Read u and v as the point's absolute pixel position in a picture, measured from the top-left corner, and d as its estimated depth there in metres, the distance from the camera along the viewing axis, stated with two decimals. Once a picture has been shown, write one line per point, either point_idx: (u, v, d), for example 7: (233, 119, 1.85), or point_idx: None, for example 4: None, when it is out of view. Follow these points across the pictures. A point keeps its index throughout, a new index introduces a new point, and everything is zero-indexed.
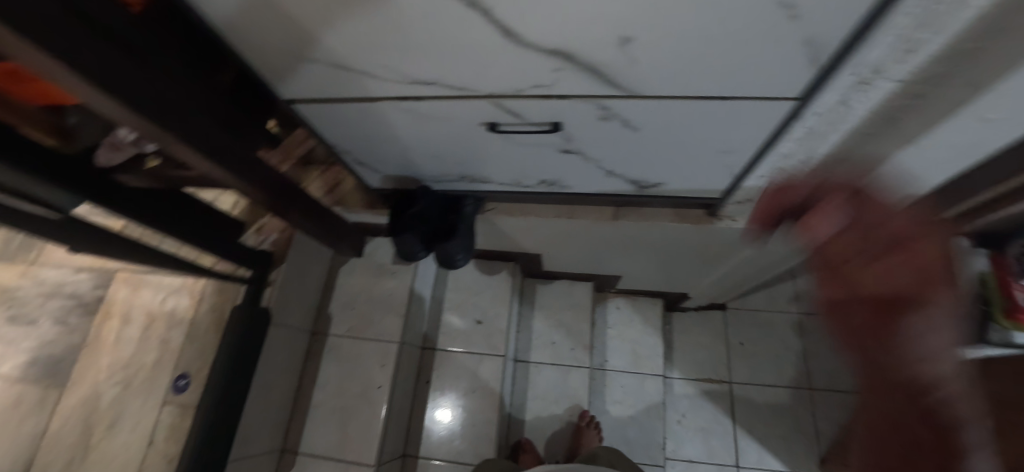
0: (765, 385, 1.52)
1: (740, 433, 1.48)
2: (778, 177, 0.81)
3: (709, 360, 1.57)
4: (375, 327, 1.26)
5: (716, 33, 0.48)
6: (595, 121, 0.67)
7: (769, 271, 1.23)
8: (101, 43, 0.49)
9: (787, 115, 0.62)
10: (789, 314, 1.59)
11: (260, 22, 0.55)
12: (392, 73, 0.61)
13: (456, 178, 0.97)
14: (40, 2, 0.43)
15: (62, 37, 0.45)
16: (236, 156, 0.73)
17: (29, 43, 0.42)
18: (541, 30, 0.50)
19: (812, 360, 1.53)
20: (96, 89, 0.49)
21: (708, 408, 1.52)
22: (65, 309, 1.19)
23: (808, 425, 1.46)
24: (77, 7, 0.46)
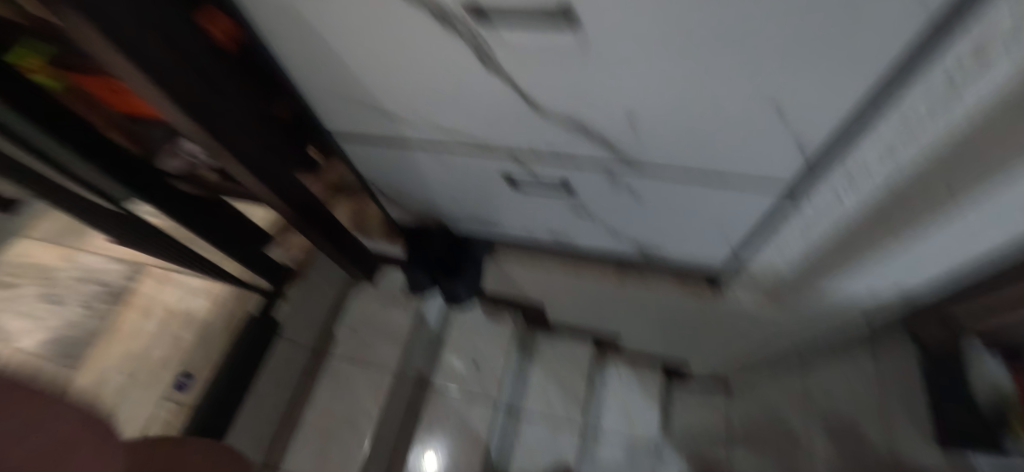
0: None
1: None
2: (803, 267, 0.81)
3: (707, 435, 1.55)
4: (373, 350, 1.31)
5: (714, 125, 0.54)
6: (603, 185, 0.73)
7: (771, 350, 1.24)
8: (190, 74, 0.57)
9: (775, 201, 0.67)
10: None
11: (320, 68, 0.64)
12: (426, 121, 0.68)
13: (471, 221, 1.04)
14: (151, 40, 0.50)
15: (163, 68, 0.52)
16: (275, 173, 0.80)
17: (141, 74, 0.49)
18: (561, 102, 0.56)
19: None
20: (178, 110, 0.56)
21: None
22: (93, 293, 1.23)
23: None
24: (179, 46, 0.54)
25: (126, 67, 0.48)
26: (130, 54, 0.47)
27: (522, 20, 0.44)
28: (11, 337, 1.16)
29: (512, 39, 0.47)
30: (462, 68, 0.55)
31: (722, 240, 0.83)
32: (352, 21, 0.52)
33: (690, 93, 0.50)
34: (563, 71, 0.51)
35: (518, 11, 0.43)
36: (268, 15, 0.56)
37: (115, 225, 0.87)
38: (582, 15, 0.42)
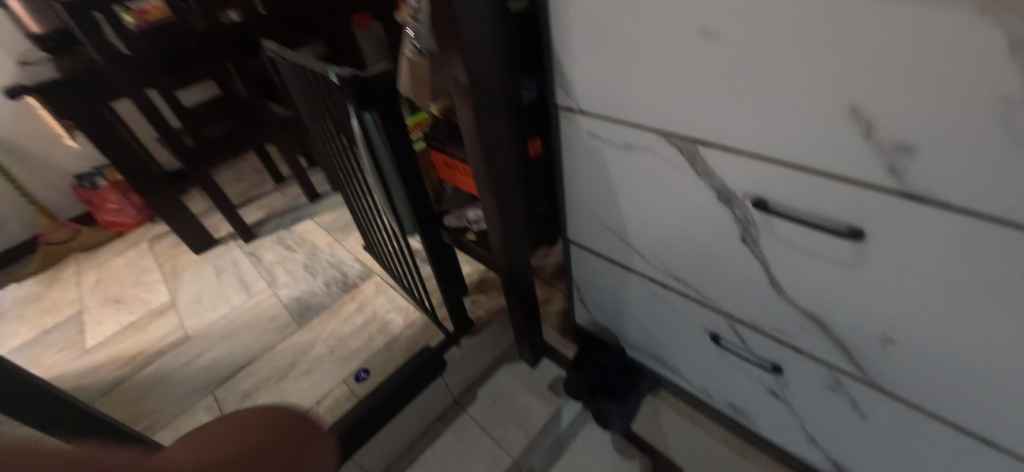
0: None
1: None
2: None
3: None
4: (502, 430, 1.27)
5: (979, 381, 0.51)
6: (821, 386, 0.69)
7: None
8: (510, 159, 0.73)
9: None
10: None
11: (593, 198, 0.77)
12: (657, 260, 0.76)
13: (651, 356, 1.05)
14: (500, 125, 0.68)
15: (496, 143, 0.69)
16: (522, 258, 0.90)
17: (482, 140, 0.67)
18: (809, 296, 0.59)
19: None
20: (489, 177, 0.72)
21: None
22: (332, 279, 1.62)
23: None
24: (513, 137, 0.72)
25: (475, 130, 0.66)
26: (482, 126, 0.65)
27: (803, 218, 0.52)
28: (279, 288, 1.63)
29: (780, 227, 0.55)
30: (721, 234, 0.63)
31: None
32: (642, 172, 0.65)
33: (966, 339, 0.49)
34: (822, 271, 0.55)
35: (813, 212, 0.51)
36: (576, 150, 0.72)
37: (396, 240, 1.16)
38: (869, 234, 0.48)
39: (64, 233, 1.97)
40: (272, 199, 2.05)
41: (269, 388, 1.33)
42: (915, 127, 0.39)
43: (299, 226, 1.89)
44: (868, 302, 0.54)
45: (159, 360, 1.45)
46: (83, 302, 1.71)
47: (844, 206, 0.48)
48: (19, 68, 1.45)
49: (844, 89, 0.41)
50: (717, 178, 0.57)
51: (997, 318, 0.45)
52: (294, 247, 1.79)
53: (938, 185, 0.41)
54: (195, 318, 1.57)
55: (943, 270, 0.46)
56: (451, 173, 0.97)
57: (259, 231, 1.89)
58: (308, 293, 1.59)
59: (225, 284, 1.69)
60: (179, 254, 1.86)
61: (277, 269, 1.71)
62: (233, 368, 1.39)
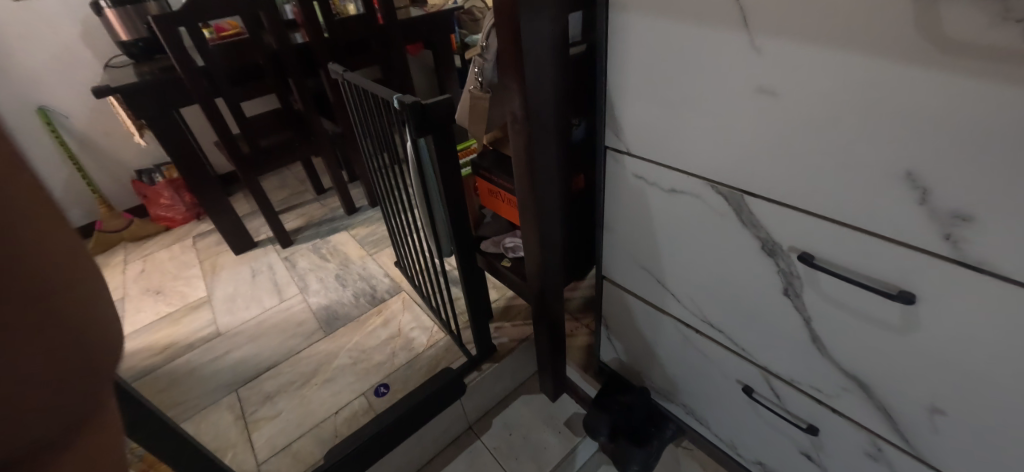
0: None
1: None
2: None
3: None
4: (515, 462, 1.25)
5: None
6: (859, 452, 0.67)
7: None
8: (556, 194, 0.75)
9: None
10: None
11: (633, 237, 0.78)
12: (693, 305, 0.76)
13: (676, 401, 1.03)
14: (549, 163, 0.71)
15: (545, 179, 0.72)
16: (556, 290, 0.91)
17: (531, 173, 0.70)
18: (850, 356, 0.58)
19: None
20: (534, 209, 0.75)
21: None
22: (360, 291, 1.66)
23: None
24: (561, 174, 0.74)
25: (526, 163, 0.69)
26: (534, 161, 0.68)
27: (851, 276, 0.52)
28: (310, 295, 1.68)
29: (826, 283, 0.55)
30: (764, 286, 0.62)
31: None
32: (685, 216, 0.66)
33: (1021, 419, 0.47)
34: (868, 332, 0.55)
35: (863, 271, 0.51)
36: (621, 189, 0.74)
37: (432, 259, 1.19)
38: (920, 300, 0.48)
39: (119, 222, 2.06)
40: (311, 208, 2.12)
41: (290, 393, 1.35)
42: (972, 196, 0.39)
43: (335, 236, 1.94)
44: (914, 369, 0.53)
45: (189, 353, 1.50)
46: (126, 290, 1.79)
47: (896, 268, 0.48)
48: (104, 70, 1.58)
49: (900, 154, 0.42)
50: (762, 229, 0.57)
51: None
52: (328, 256, 1.84)
53: (998, 256, 0.40)
54: (228, 315, 1.63)
55: (999, 345, 0.45)
56: (493, 199, 1.00)
57: (296, 238, 1.96)
58: (336, 303, 1.63)
59: (259, 286, 1.75)
60: (219, 253, 1.94)
61: (309, 276, 1.76)
62: (259, 368, 1.43)
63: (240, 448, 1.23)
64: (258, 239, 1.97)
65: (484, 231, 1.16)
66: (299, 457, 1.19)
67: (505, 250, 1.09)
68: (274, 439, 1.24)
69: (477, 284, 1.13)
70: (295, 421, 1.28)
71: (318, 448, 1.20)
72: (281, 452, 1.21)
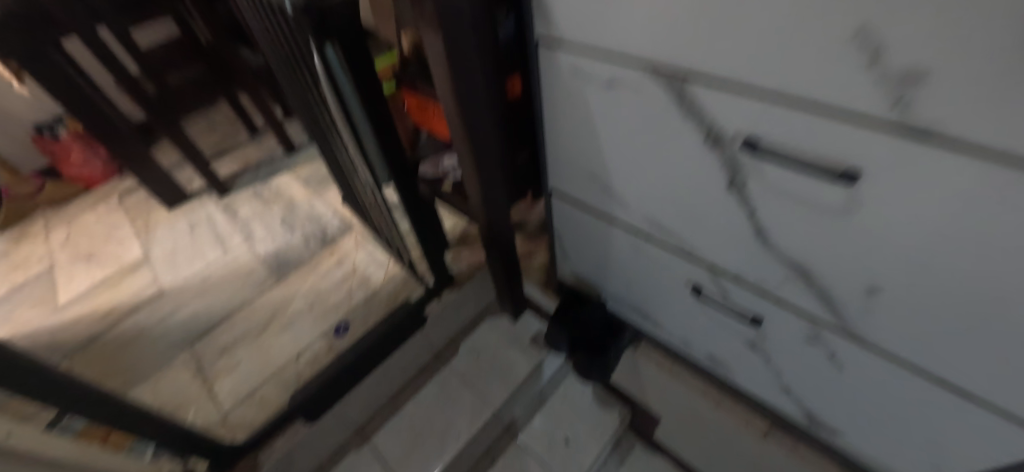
0: None
1: None
2: None
3: None
4: (484, 383, 1.33)
5: (960, 332, 0.50)
6: (800, 337, 0.70)
7: None
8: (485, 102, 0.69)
9: (998, 458, 0.58)
10: None
11: (577, 142, 0.74)
12: (642, 211, 0.75)
13: (632, 309, 1.04)
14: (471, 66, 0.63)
15: (469, 84, 0.64)
16: (499, 208, 0.88)
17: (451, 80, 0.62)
18: (791, 243, 0.58)
19: None
20: (461, 121, 0.68)
21: None
22: (311, 234, 1.57)
23: None
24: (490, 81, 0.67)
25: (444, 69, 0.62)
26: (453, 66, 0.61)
27: (794, 160, 0.49)
28: (257, 243, 1.58)
29: (768, 172, 0.53)
30: (709, 182, 0.60)
31: (925, 465, 0.71)
32: (628, 116, 0.62)
33: (950, 291, 0.48)
34: (811, 217, 0.53)
35: (806, 154, 0.48)
36: (559, 90, 0.68)
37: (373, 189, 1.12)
38: (864, 177, 0.46)
39: (29, 187, 1.86)
40: (246, 150, 1.95)
41: (248, 343, 1.31)
42: (920, 51, 0.35)
43: (276, 177, 1.81)
44: (853, 249, 0.52)
45: (134, 315, 1.42)
46: (53, 258, 1.66)
47: (838, 144, 0.45)
48: None
49: (849, 7, 0.36)
50: (705, 116, 0.53)
51: (986, 269, 0.44)
52: (270, 200, 1.72)
53: (940, 118, 0.37)
54: (171, 273, 1.53)
55: (935, 219, 0.44)
56: (426, 114, 0.96)
57: (234, 185, 1.80)
58: (286, 248, 1.54)
59: (199, 239, 1.63)
60: (150, 209, 1.78)
61: (253, 223, 1.65)
62: (210, 322, 1.37)
63: (203, 401, 1.20)
64: (192, 189, 1.82)
65: (424, 153, 1.08)
66: (265, 403, 1.18)
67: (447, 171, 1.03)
68: (236, 388, 1.22)
69: (420, 209, 1.08)
70: (255, 370, 1.25)
71: (284, 392, 1.19)
72: (245, 400, 1.19)
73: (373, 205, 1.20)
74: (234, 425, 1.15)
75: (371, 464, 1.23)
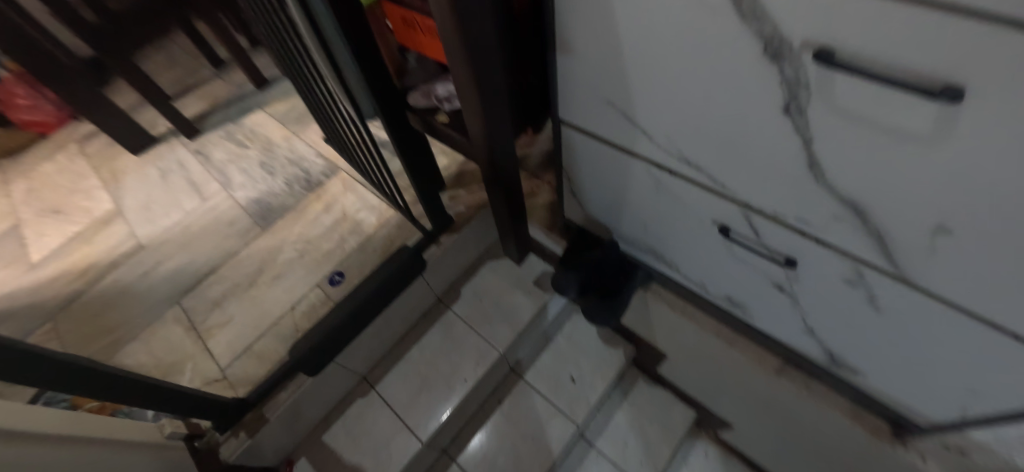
0: None
1: None
2: None
3: None
4: (489, 326, 1.31)
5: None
6: (837, 279, 0.64)
7: None
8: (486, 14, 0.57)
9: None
10: None
11: (595, 60, 0.63)
12: (669, 143, 0.66)
13: (646, 250, 0.98)
14: None
15: None
16: (503, 142, 0.78)
17: None
18: (849, 178, 0.50)
19: None
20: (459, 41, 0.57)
21: None
22: (294, 177, 1.46)
23: None
24: None
25: None
26: None
27: (877, 75, 0.39)
28: (236, 190, 1.47)
29: (840, 89, 0.43)
30: (761, 104, 0.51)
31: (952, 405, 0.68)
32: (664, 24, 0.51)
33: None
34: (883, 146, 0.45)
35: (894, 68, 0.38)
36: None
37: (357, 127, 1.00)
38: (968, 97, 0.36)
39: None
40: (213, 86, 1.77)
41: (238, 296, 1.24)
42: None
43: (248, 116, 1.65)
44: (929, 183, 0.44)
45: (114, 272, 1.34)
46: (17, 213, 1.54)
47: (943, 53, 0.35)
48: None
49: None
50: (767, 19, 0.43)
51: None
52: (244, 142, 1.58)
53: None
54: (147, 225, 1.43)
55: None
56: (413, 32, 0.83)
57: (203, 126, 1.65)
58: (268, 194, 1.44)
59: (173, 188, 1.52)
60: (115, 156, 1.64)
61: (230, 168, 1.53)
62: (196, 276, 1.30)
63: (198, 358, 1.15)
64: (157, 133, 1.66)
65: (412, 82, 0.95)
66: (264, 357, 1.14)
67: (440, 102, 0.91)
68: (232, 343, 1.17)
69: (412, 146, 0.97)
70: (249, 324, 1.19)
71: (282, 346, 1.15)
72: (243, 355, 1.15)
73: (359, 144, 1.08)
74: (235, 381, 1.11)
75: (379, 411, 1.23)
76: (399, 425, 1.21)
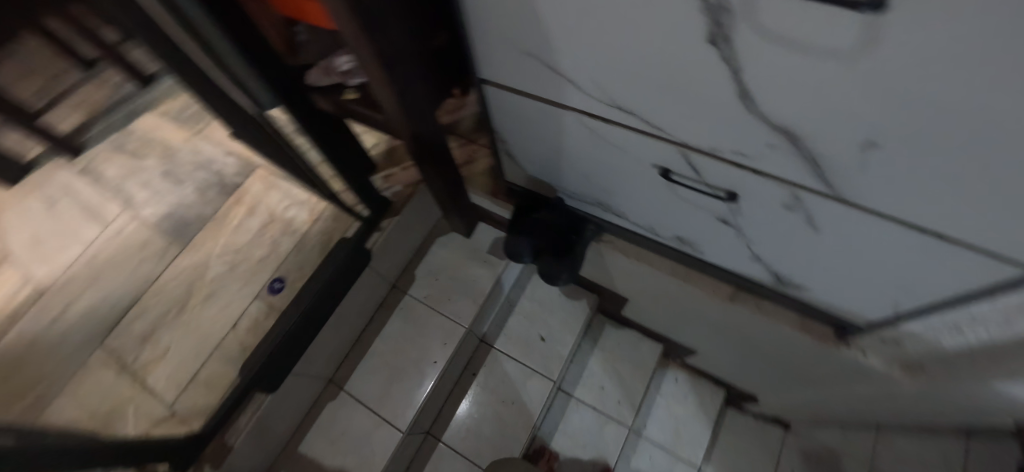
0: None
1: None
2: None
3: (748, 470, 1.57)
4: (449, 303, 1.28)
5: (964, 181, 0.45)
6: (776, 206, 0.65)
7: (864, 416, 1.15)
8: None
9: (971, 291, 0.58)
10: None
11: (505, 7, 0.57)
12: (597, 90, 0.63)
13: (591, 202, 0.97)
14: None
15: None
16: (419, 111, 0.72)
17: None
18: (779, 103, 0.48)
19: None
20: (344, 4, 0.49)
21: None
22: (205, 183, 1.33)
23: None
24: None
25: None
26: None
27: None
28: (141, 208, 1.32)
29: (764, 10, 0.40)
30: (684, 37, 0.47)
31: (888, 305, 0.72)
32: None
33: (968, 135, 0.41)
34: (811, 66, 0.43)
35: None
36: None
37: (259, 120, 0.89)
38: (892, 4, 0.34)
39: None
40: (86, 92, 1.53)
41: (170, 325, 1.14)
42: None
43: (138, 123, 1.47)
44: (856, 98, 0.43)
45: (15, 325, 1.18)
46: None
47: None
48: None
49: None
50: None
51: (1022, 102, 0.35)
52: (140, 152, 1.41)
53: None
54: (43, 265, 1.26)
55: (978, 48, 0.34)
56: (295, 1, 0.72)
57: (85, 141, 1.44)
58: (181, 207, 1.30)
59: (64, 217, 1.33)
60: None
61: (128, 185, 1.36)
62: (117, 311, 1.17)
63: (139, 398, 1.06)
64: (31, 157, 1.43)
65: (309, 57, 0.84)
66: (213, 383, 1.06)
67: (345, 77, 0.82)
68: (174, 375, 1.08)
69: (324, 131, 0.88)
70: (189, 352, 1.10)
71: (232, 368, 1.07)
72: (190, 385, 1.06)
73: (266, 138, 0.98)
74: (185, 414, 1.03)
75: (352, 410, 1.19)
76: (376, 420, 1.18)
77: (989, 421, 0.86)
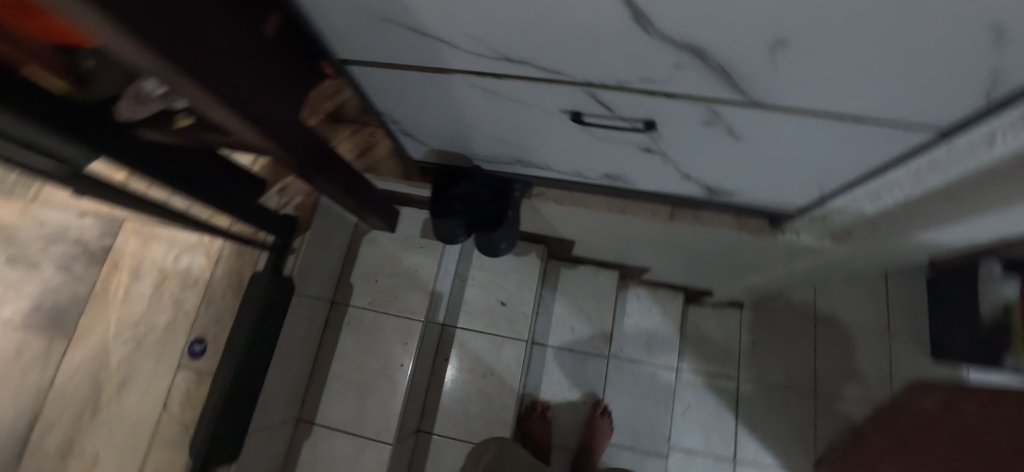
0: (773, 386, 1.54)
1: (741, 428, 1.51)
2: (962, 231, 0.70)
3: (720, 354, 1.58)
4: (397, 302, 1.20)
5: (875, 61, 0.42)
6: (695, 124, 0.61)
7: (805, 280, 1.23)
8: None
9: (893, 158, 0.58)
10: (806, 312, 1.59)
11: None
12: (479, 45, 0.54)
13: (509, 162, 0.89)
14: None
15: None
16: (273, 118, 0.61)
17: None
18: (676, 19, 0.42)
19: (824, 365, 1.55)
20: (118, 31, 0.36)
21: (713, 403, 1.54)
22: (67, 257, 1.12)
23: (810, 423, 1.50)
24: None
25: None
26: None
27: None
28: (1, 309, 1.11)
29: None
30: None
31: (815, 189, 0.73)
32: None
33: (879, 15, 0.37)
34: None
35: None
36: None
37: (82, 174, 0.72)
38: None
39: None
40: None
41: (87, 428, 0.99)
42: None
43: None
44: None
45: None
46: None
47: None
48: None
49: None
50: None
51: None
52: None
53: None
54: None
55: None
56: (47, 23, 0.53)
57: None
58: (48, 293, 1.10)
59: None
60: None
61: None
62: (16, 434, 1.00)
63: None
64: None
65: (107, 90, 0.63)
66: None
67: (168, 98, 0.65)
68: None
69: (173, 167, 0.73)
70: (122, 451, 0.96)
71: (180, 450, 0.93)
72: None
73: None
74: None
75: (332, 439, 1.12)
76: (360, 442, 1.11)
77: (908, 259, 0.94)
